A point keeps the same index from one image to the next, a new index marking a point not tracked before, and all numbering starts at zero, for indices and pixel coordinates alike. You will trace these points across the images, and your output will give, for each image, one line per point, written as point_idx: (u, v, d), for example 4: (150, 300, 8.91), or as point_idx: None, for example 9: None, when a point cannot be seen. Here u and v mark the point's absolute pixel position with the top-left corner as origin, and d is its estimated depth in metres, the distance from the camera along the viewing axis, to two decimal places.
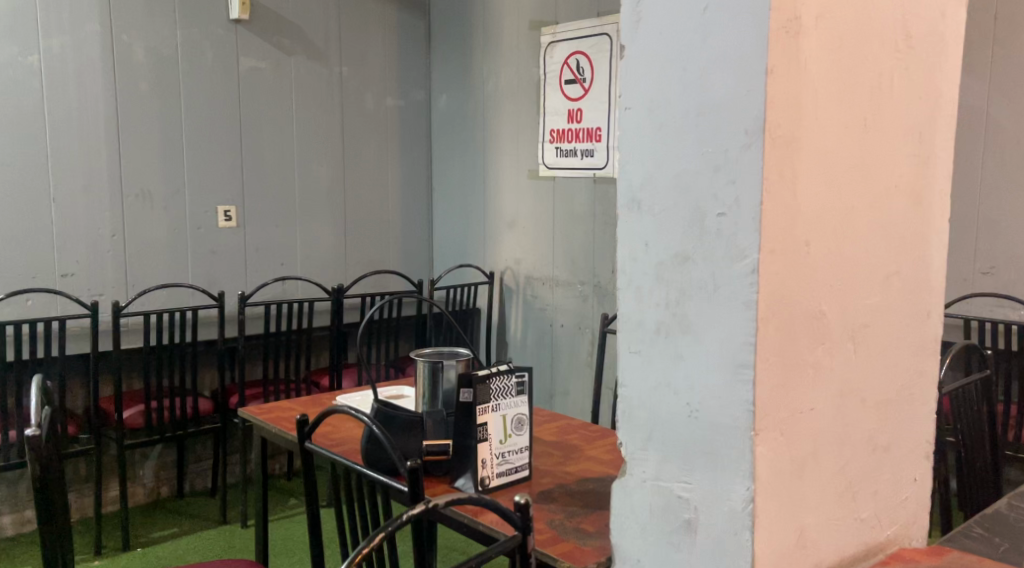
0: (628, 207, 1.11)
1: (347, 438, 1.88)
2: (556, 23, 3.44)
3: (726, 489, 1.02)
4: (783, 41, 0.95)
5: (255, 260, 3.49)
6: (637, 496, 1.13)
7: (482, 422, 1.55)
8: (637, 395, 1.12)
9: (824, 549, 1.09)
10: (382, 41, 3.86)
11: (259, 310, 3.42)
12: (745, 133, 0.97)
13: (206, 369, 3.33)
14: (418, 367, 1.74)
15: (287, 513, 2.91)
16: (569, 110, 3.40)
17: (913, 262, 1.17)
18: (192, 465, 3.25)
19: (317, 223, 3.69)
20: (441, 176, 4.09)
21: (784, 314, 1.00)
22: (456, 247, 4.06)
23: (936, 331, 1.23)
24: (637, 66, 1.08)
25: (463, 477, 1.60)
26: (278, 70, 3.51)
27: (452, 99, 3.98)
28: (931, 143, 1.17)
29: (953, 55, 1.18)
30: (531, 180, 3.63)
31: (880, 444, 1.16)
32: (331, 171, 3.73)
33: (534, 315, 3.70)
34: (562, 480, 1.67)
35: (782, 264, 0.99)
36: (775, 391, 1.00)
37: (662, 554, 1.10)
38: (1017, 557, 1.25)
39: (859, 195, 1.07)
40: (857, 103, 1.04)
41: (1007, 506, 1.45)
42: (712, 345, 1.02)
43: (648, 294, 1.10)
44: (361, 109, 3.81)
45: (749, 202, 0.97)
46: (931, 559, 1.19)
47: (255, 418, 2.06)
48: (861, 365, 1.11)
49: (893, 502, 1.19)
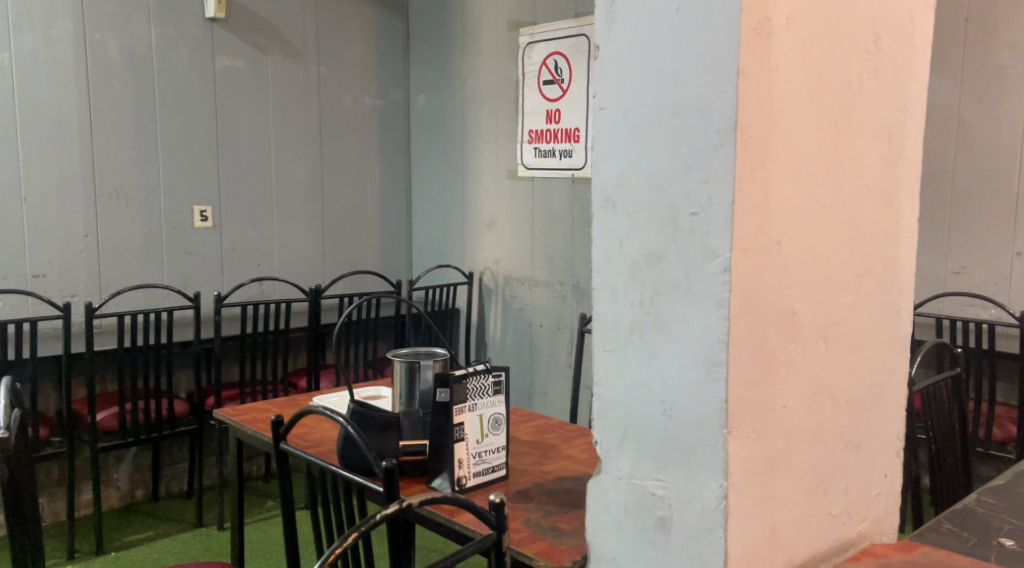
0: (602, 206, 1.12)
1: (323, 439, 1.88)
2: (535, 24, 3.44)
3: (699, 486, 1.03)
4: (754, 41, 0.96)
5: (232, 260, 3.48)
6: (611, 494, 1.14)
7: (459, 421, 1.55)
8: (612, 394, 1.13)
9: (797, 545, 1.10)
10: (360, 41, 3.85)
11: (235, 311, 3.40)
12: (718, 133, 0.98)
13: (182, 370, 3.30)
14: (395, 366, 1.74)
15: (264, 516, 2.90)
16: (547, 111, 3.41)
17: (883, 261, 1.18)
18: (168, 467, 3.22)
19: (294, 223, 3.68)
20: (420, 176, 4.09)
21: (756, 312, 1.01)
22: (434, 247, 4.05)
23: (906, 329, 1.25)
24: (611, 67, 1.09)
25: (439, 477, 1.59)
26: (254, 69, 3.49)
27: (430, 100, 3.97)
28: (901, 144, 1.18)
29: (921, 57, 1.20)
30: (510, 180, 3.63)
31: (852, 441, 1.17)
32: (308, 171, 3.71)
33: (513, 316, 3.70)
34: (539, 480, 1.68)
35: (753, 263, 1.00)
36: (748, 388, 1.01)
37: (636, 553, 1.11)
38: (985, 552, 1.27)
39: (830, 195, 1.08)
40: (828, 103, 1.06)
41: (977, 502, 1.47)
42: (686, 343, 1.03)
43: (622, 292, 1.10)
44: (338, 109, 3.80)
45: (721, 202, 0.98)
46: (901, 555, 1.20)
47: (230, 419, 2.05)
48: (833, 362, 1.12)
49: (864, 498, 1.21)
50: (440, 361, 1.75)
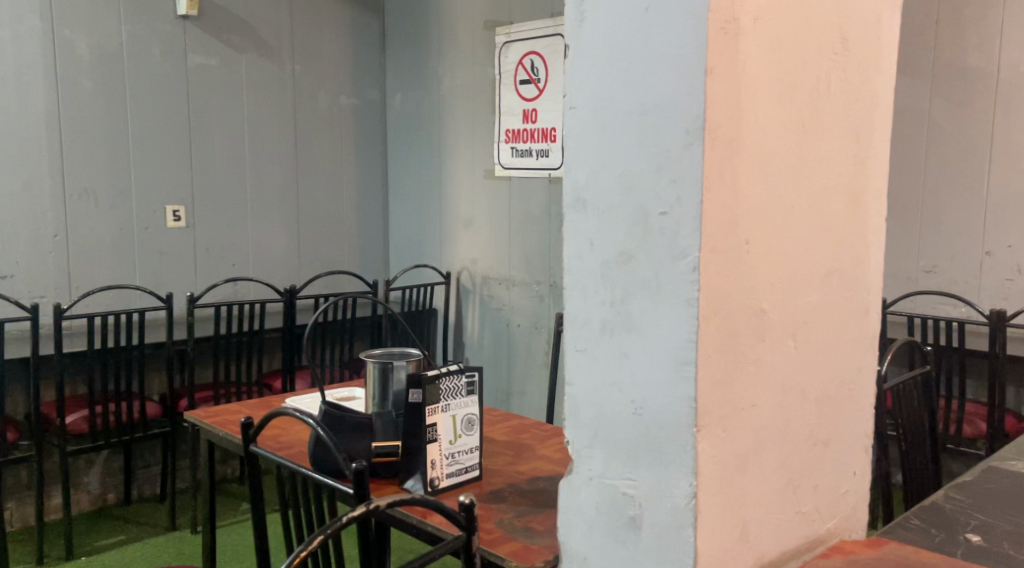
0: (573, 206, 1.12)
1: (295, 440, 1.86)
2: (511, 23, 3.44)
3: (669, 485, 1.03)
4: (722, 41, 0.96)
5: (205, 260, 3.45)
6: (583, 494, 1.14)
7: (432, 422, 1.55)
8: (584, 394, 1.13)
9: (766, 543, 1.11)
10: (335, 39, 3.83)
11: (209, 311, 3.37)
12: (686, 132, 0.98)
13: (154, 372, 3.27)
14: (368, 366, 1.73)
15: (236, 519, 2.87)
16: (524, 111, 3.41)
17: (852, 260, 1.19)
18: (140, 471, 3.19)
19: (269, 223, 3.65)
20: (396, 175, 4.07)
21: (725, 311, 1.01)
22: (411, 247, 4.04)
23: (875, 328, 1.26)
24: (582, 66, 1.09)
25: (412, 478, 1.59)
26: (228, 67, 3.47)
27: (406, 99, 3.96)
28: (868, 143, 1.19)
29: (888, 57, 1.21)
30: (487, 180, 3.63)
31: (821, 439, 1.18)
32: (283, 171, 3.69)
33: (491, 316, 3.70)
34: (513, 480, 1.67)
35: (722, 263, 1.00)
36: (717, 387, 1.02)
37: (607, 551, 1.11)
38: (952, 548, 1.28)
39: (798, 194, 1.08)
40: (796, 103, 1.06)
41: (945, 498, 1.49)
42: (655, 343, 1.03)
43: (593, 291, 1.10)
44: (314, 107, 3.78)
45: (690, 201, 0.98)
46: (869, 551, 1.22)
47: (202, 421, 2.03)
48: (802, 361, 1.13)
49: (834, 496, 1.21)
50: (413, 361, 1.74)
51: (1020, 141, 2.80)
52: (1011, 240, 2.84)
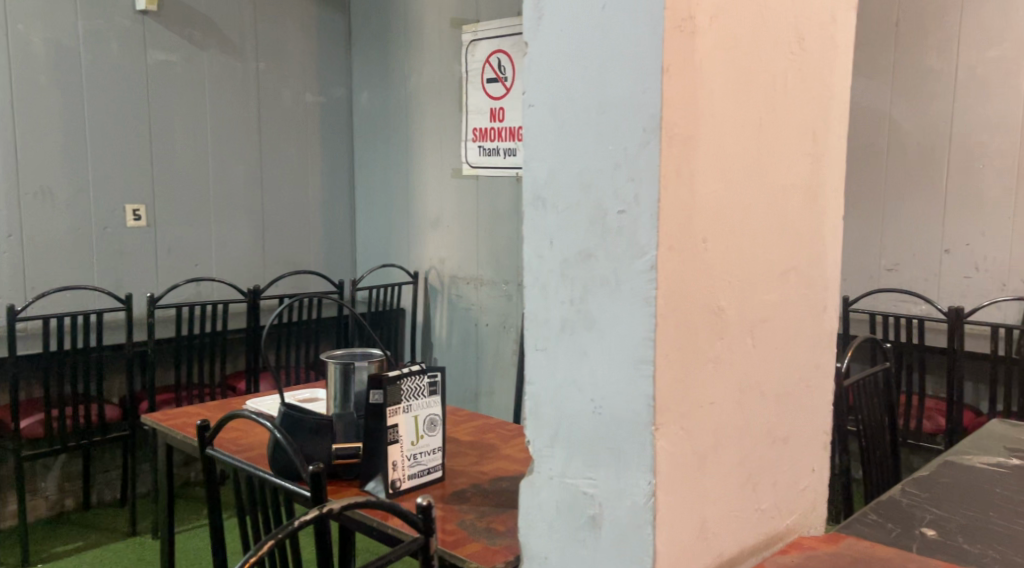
0: (533, 204, 1.11)
1: (255, 443, 1.84)
2: (477, 22, 3.44)
3: (628, 484, 1.03)
4: (678, 40, 0.96)
5: (167, 260, 3.40)
6: (543, 494, 1.13)
7: (393, 423, 1.54)
8: (543, 393, 1.12)
9: (725, 541, 1.11)
10: (300, 36, 3.79)
11: (170, 312, 3.32)
12: (643, 131, 0.98)
13: (114, 375, 3.22)
14: (329, 367, 1.71)
15: (198, 523, 2.83)
16: (491, 110, 3.40)
17: (809, 258, 1.20)
18: (100, 475, 3.13)
19: (232, 222, 3.61)
20: (363, 175, 4.04)
21: (683, 310, 1.01)
22: (378, 247, 4.01)
23: (833, 325, 1.27)
24: (540, 65, 1.08)
25: (373, 480, 1.57)
26: (190, 64, 3.42)
27: (373, 97, 3.94)
28: (825, 142, 1.20)
29: (843, 58, 1.22)
30: (454, 179, 3.62)
31: (779, 436, 1.19)
32: (247, 170, 3.64)
33: (459, 316, 3.69)
34: (476, 481, 1.67)
35: (680, 261, 1.00)
36: (675, 385, 1.02)
37: (567, 551, 1.11)
38: (908, 542, 1.30)
39: (755, 192, 1.09)
40: (753, 101, 1.07)
41: (902, 492, 1.51)
42: (615, 341, 1.03)
43: (553, 290, 1.10)
44: (279, 105, 3.74)
45: (648, 200, 0.98)
46: (827, 547, 1.23)
47: (159, 425, 2.00)
48: (759, 358, 1.13)
49: (793, 493, 1.22)
50: (375, 362, 1.73)
51: (979, 140, 2.85)
52: (969, 238, 2.89)
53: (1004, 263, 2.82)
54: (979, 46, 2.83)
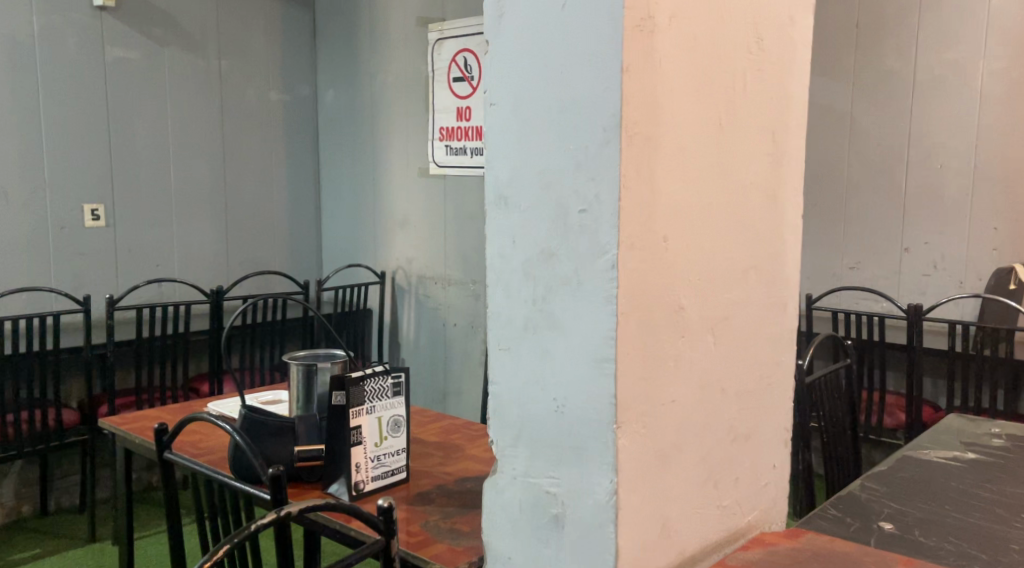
0: (495, 204, 1.11)
1: (216, 446, 1.82)
2: (443, 20, 3.42)
3: (591, 483, 1.03)
4: (637, 39, 0.97)
5: (127, 261, 3.35)
6: (506, 494, 1.13)
7: (356, 425, 1.53)
8: (507, 392, 1.12)
9: (687, 538, 1.12)
10: (264, 34, 3.75)
11: (130, 314, 3.28)
12: (603, 131, 0.98)
13: (72, 378, 3.16)
14: (291, 369, 1.69)
15: (158, 529, 2.79)
16: (457, 108, 3.39)
17: (769, 257, 1.21)
18: (58, 481, 3.08)
19: (194, 222, 3.56)
20: (329, 173, 4.01)
21: (644, 308, 1.02)
22: (345, 247, 3.98)
23: (792, 323, 1.28)
24: (502, 63, 1.08)
25: (336, 483, 1.57)
26: (149, 60, 3.37)
27: (338, 95, 3.91)
28: (784, 142, 1.21)
29: (802, 58, 1.23)
30: (420, 178, 3.60)
31: (741, 433, 1.20)
32: (210, 169, 3.60)
33: (426, 316, 3.68)
34: (441, 481, 1.66)
35: (641, 260, 1.00)
36: (637, 383, 1.02)
37: (531, 551, 1.11)
38: (865, 536, 1.32)
39: (715, 191, 1.10)
40: (713, 102, 1.07)
41: (861, 487, 1.53)
42: (577, 340, 1.03)
43: (516, 290, 1.09)
44: (243, 103, 3.70)
45: (609, 199, 0.98)
46: (787, 542, 1.24)
47: (117, 429, 1.97)
48: (720, 355, 1.14)
49: (755, 489, 1.24)
50: (338, 363, 1.71)
51: (939, 140, 2.89)
52: (928, 237, 2.94)
53: (962, 261, 2.88)
54: (938, 47, 2.87)
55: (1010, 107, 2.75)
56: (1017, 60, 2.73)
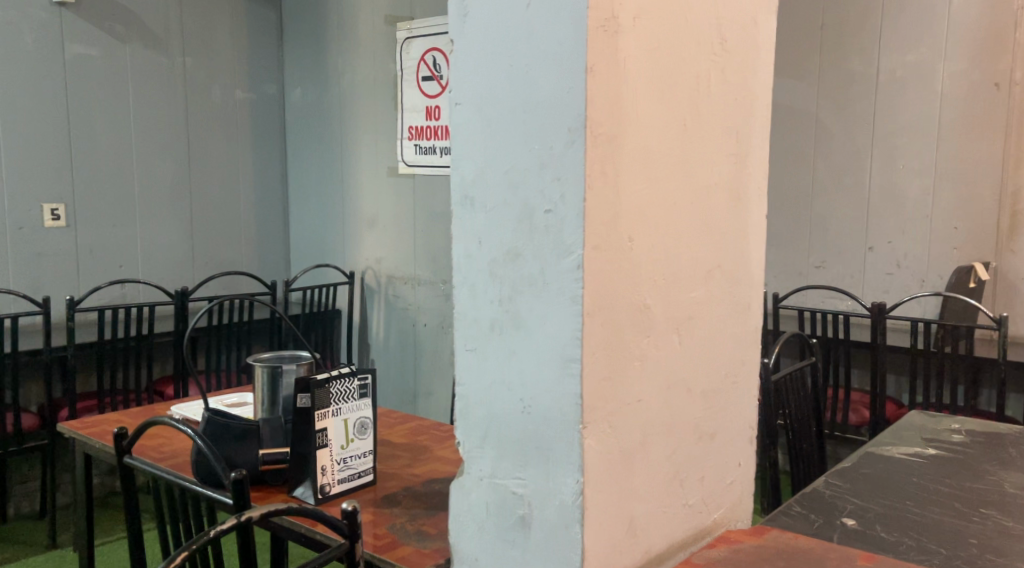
0: (461, 203, 1.10)
1: (178, 449, 1.79)
2: (411, 19, 3.41)
3: (557, 483, 1.03)
4: (601, 39, 0.97)
5: (89, 261, 3.30)
6: (473, 495, 1.13)
7: (321, 427, 1.52)
8: (473, 393, 1.12)
9: (653, 537, 1.12)
10: (229, 32, 3.71)
11: (92, 316, 3.23)
12: (568, 131, 0.98)
13: (31, 382, 3.10)
14: (256, 371, 1.67)
15: (120, 535, 2.74)
16: (427, 107, 3.38)
17: (733, 256, 1.22)
18: (18, 487, 3.01)
19: (159, 222, 3.52)
20: (297, 172, 3.97)
21: (609, 308, 1.02)
22: (314, 246, 3.95)
23: (756, 322, 1.29)
24: (467, 63, 1.08)
25: (302, 486, 1.55)
26: (110, 57, 3.31)
27: (306, 93, 3.88)
28: (747, 143, 1.22)
29: (765, 60, 1.24)
30: (389, 178, 3.59)
31: (706, 431, 1.20)
32: (174, 168, 3.55)
33: (396, 316, 3.66)
34: (408, 483, 1.65)
35: (606, 260, 1.00)
36: (604, 383, 1.02)
37: (497, 552, 1.11)
38: (828, 532, 1.34)
39: (680, 191, 1.10)
40: (677, 103, 1.08)
41: (825, 484, 1.55)
42: (542, 340, 1.03)
43: (482, 290, 1.09)
44: (207, 102, 3.66)
45: (574, 200, 0.98)
46: (753, 539, 1.25)
47: (76, 433, 1.93)
48: (685, 355, 1.14)
49: (719, 487, 1.24)
50: (304, 364, 1.69)
51: (901, 140, 2.94)
52: (890, 236, 2.98)
53: (923, 260, 2.93)
54: (899, 50, 2.92)
55: (970, 108, 2.79)
56: (976, 62, 2.77)
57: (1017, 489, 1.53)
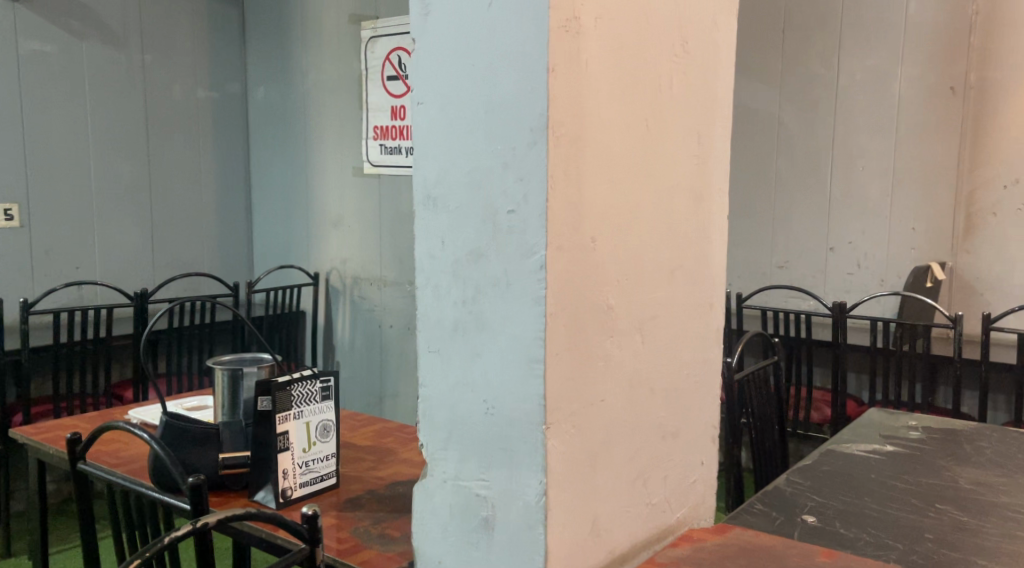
0: (423, 204, 1.09)
1: (136, 455, 1.76)
2: (376, 18, 3.39)
3: (520, 484, 1.03)
4: (563, 40, 0.96)
5: (45, 263, 3.23)
6: (437, 497, 1.12)
7: (283, 430, 1.50)
8: (436, 395, 1.11)
9: (616, 536, 1.12)
10: (190, 30, 3.66)
11: (48, 318, 3.17)
12: (531, 131, 0.97)
13: None
14: (216, 374, 1.65)
15: (75, 543, 2.69)
16: (392, 107, 3.36)
17: (695, 257, 1.22)
18: None
19: (117, 223, 3.46)
20: (260, 172, 3.93)
21: (572, 308, 1.01)
22: (277, 246, 3.90)
23: (718, 322, 1.30)
24: (429, 62, 1.07)
25: (262, 491, 1.53)
26: (67, 54, 3.25)
27: (269, 92, 3.83)
28: (708, 143, 1.23)
29: (727, 61, 1.25)
30: (355, 177, 3.56)
31: (669, 431, 1.21)
32: (134, 167, 3.50)
33: (362, 317, 3.63)
34: (372, 486, 1.63)
35: (569, 260, 1.00)
36: (567, 384, 1.02)
37: (461, 554, 1.10)
38: (789, 530, 1.35)
39: (643, 192, 1.10)
40: (640, 103, 1.08)
41: (787, 482, 1.56)
42: (506, 340, 1.02)
43: (445, 291, 1.08)
44: (168, 100, 3.60)
45: (537, 200, 0.98)
46: (715, 538, 1.25)
47: (28, 440, 1.89)
48: (648, 355, 1.15)
49: (682, 486, 1.25)
50: (266, 367, 1.68)
51: (861, 142, 2.98)
52: (851, 236, 3.03)
53: (883, 260, 2.97)
54: (859, 53, 2.96)
55: (928, 111, 2.85)
56: (934, 66, 2.83)
57: (972, 484, 1.56)
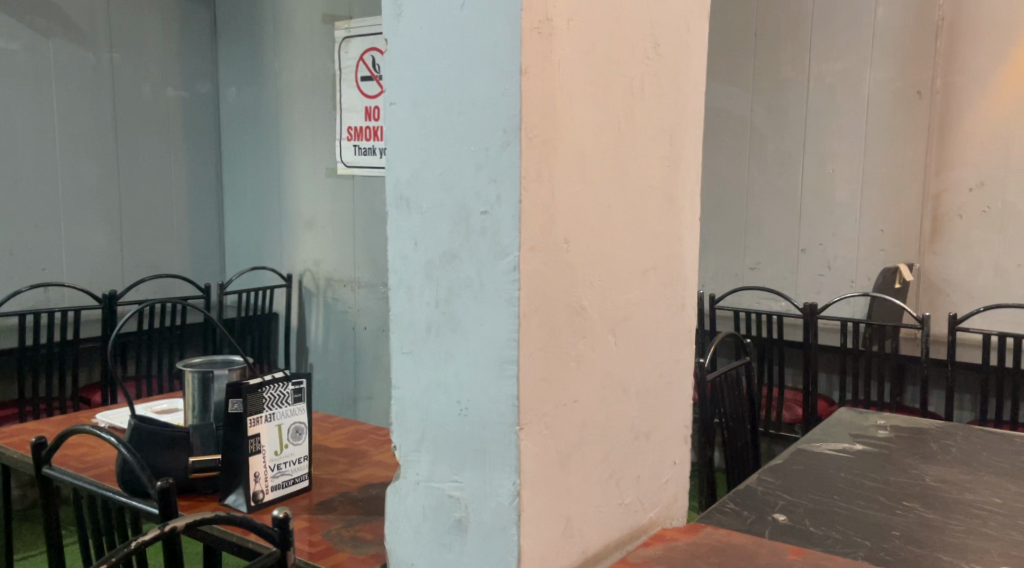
0: (396, 205, 1.09)
1: (104, 459, 1.74)
2: (349, 18, 3.37)
3: (493, 485, 1.03)
4: (535, 41, 0.96)
5: (10, 264, 3.18)
6: (410, 499, 1.12)
7: (254, 432, 1.49)
8: (409, 397, 1.11)
9: (589, 536, 1.12)
10: (159, 29, 3.62)
11: (12, 321, 3.11)
12: (503, 132, 0.97)
13: None
14: (187, 377, 1.63)
15: (41, 549, 2.65)
16: (366, 108, 3.35)
17: (667, 259, 1.23)
18: None
19: (84, 223, 3.41)
20: (232, 173, 3.89)
21: (545, 309, 1.02)
22: (250, 248, 3.87)
23: (690, 322, 1.30)
24: (401, 63, 1.06)
25: (233, 494, 1.52)
26: (33, 52, 3.20)
27: (240, 92, 3.81)
28: (680, 145, 1.23)
29: (699, 62, 1.26)
30: (328, 178, 3.54)
31: (642, 431, 1.21)
32: (101, 168, 3.45)
33: (335, 318, 3.61)
34: (345, 489, 1.63)
35: (543, 262, 1.01)
36: (540, 385, 1.02)
37: (434, 556, 1.09)
38: (760, 528, 1.36)
39: (615, 194, 1.11)
40: (612, 105, 1.09)
41: (757, 481, 1.57)
42: (478, 342, 1.02)
43: (418, 292, 1.08)
44: (136, 100, 3.56)
45: (509, 201, 0.98)
46: (687, 537, 1.26)
47: None
48: (621, 356, 1.15)
49: (654, 486, 1.25)
50: (237, 369, 1.66)
51: (831, 145, 3.01)
52: (822, 238, 3.06)
53: (853, 262, 3.00)
54: (828, 57, 2.99)
55: (896, 114, 2.89)
56: (902, 70, 2.87)
57: (939, 481, 1.58)
